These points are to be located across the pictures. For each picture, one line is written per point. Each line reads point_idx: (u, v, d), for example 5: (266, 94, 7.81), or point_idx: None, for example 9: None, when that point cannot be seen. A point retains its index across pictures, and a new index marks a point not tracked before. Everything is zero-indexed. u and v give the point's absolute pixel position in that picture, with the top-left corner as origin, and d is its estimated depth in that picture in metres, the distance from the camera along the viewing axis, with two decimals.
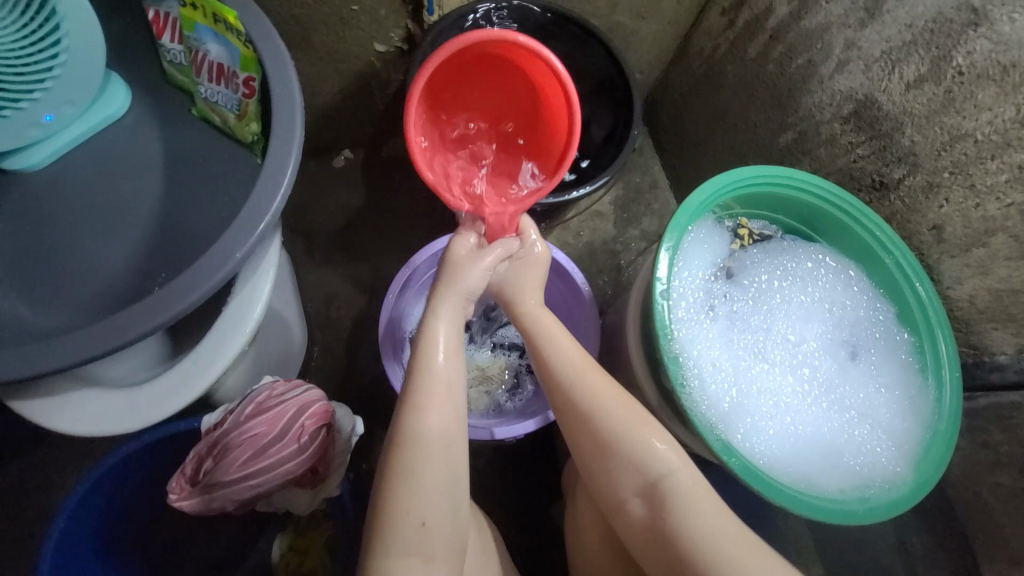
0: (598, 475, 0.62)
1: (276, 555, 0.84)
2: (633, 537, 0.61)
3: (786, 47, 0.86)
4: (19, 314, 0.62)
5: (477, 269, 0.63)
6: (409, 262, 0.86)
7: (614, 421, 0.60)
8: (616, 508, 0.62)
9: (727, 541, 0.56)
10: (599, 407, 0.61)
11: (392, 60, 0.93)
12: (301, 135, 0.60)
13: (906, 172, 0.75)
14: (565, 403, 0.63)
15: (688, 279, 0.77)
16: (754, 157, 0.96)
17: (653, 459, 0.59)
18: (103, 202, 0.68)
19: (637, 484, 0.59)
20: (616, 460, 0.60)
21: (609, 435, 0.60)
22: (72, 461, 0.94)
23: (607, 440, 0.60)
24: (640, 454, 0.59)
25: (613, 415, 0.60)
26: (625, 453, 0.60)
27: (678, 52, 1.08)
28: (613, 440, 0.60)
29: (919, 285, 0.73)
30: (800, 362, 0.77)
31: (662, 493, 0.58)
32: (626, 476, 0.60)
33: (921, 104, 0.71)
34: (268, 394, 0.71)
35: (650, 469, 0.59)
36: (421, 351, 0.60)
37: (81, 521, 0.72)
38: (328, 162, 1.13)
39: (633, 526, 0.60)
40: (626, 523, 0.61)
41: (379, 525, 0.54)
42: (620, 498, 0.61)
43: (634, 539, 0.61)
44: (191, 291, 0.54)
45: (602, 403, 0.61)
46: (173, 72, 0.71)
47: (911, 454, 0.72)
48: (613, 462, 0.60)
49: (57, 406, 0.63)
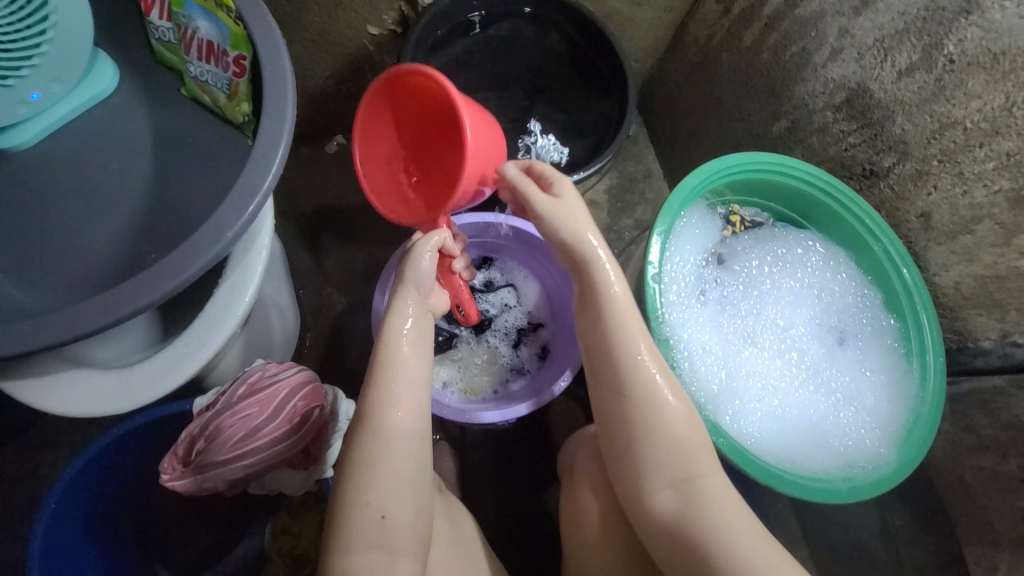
0: (629, 467, 0.61)
1: (270, 538, 0.85)
2: (642, 519, 0.59)
3: (780, 35, 0.86)
4: (8, 293, 0.62)
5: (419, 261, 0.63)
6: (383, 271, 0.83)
7: (654, 407, 0.60)
8: (638, 499, 0.60)
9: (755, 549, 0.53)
10: (648, 395, 0.60)
11: (385, 43, 0.93)
12: (292, 113, 0.59)
13: (896, 161, 0.76)
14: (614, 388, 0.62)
15: (680, 263, 0.78)
16: (747, 146, 0.97)
17: (684, 449, 0.59)
18: (91, 181, 0.67)
19: (671, 477, 0.58)
20: (649, 449, 0.59)
21: (646, 425, 0.60)
22: (62, 446, 0.94)
23: (632, 430, 0.60)
24: (677, 442, 0.59)
25: (652, 407, 0.60)
26: (659, 441, 0.59)
27: (674, 40, 1.07)
28: (645, 427, 0.60)
29: (905, 271, 0.74)
30: (789, 346, 0.78)
31: (693, 489, 0.58)
32: (656, 466, 0.59)
33: (913, 93, 0.72)
34: (260, 375, 0.71)
35: (688, 461, 0.59)
36: (384, 343, 0.61)
37: (73, 503, 0.72)
38: (321, 148, 1.12)
39: (653, 517, 0.58)
40: (643, 516, 0.59)
41: (343, 515, 0.53)
42: (647, 488, 0.59)
43: (650, 534, 0.59)
44: (185, 268, 0.54)
45: (653, 393, 0.60)
46: (162, 51, 0.71)
47: (895, 435, 0.73)
48: (637, 454, 0.60)
49: (46, 386, 0.63)
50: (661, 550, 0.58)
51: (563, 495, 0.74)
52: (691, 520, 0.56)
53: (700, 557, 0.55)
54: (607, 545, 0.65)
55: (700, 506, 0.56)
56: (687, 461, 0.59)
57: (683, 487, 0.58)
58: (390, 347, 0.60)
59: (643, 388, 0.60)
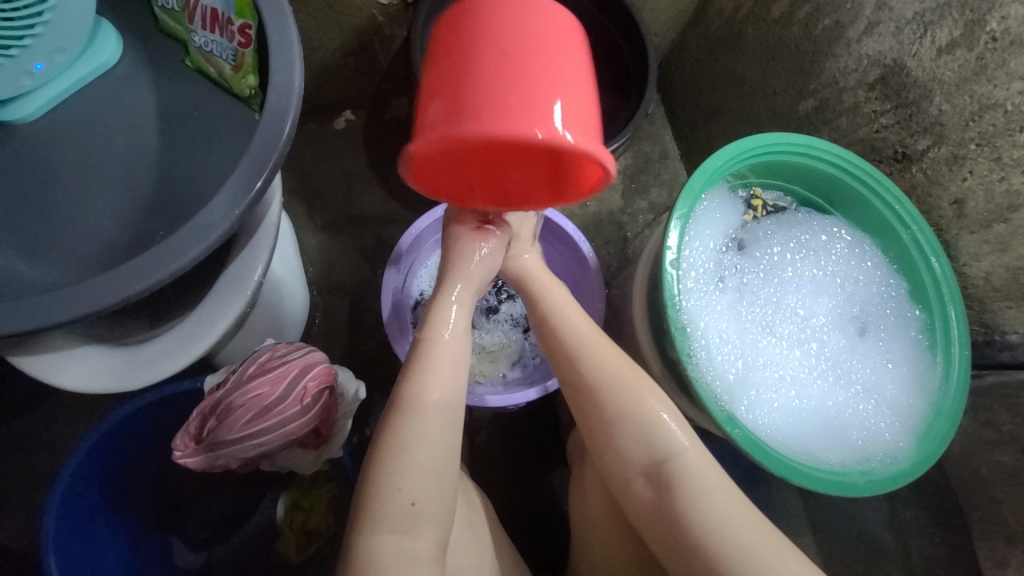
0: (614, 458, 0.59)
1: (281, 512, 0.88)
2: (641, 515, 0.58)
3: (813, 8, 0.81)
4: (17, 269, 0.61)
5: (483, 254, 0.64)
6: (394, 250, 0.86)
7: (614, 392, 0.59)
8: (620, 486, 0.60)
9: (745, 535, 0.53)
10: (607, 378, 0.60)
11: (394, 14, 0.90)
12: (300, 86, 0.57)
13: (930, 143, 0.72)
14: (572, 375, 0.62)
15: (698, 249, 0.76)
16: (771, 127, 0.92)
17: (664, 433, 0.57)
18: (96, 156, 0.65)
19: (642, 463, 0.58)
20: (620, 435, 0.58)
21: (615, 412, 0.59)
22: (77, 419, 0.95)
23: (600, 415, 0.59)
24: (650, 427, 0.58)
25: (626, 395, 0.59)
26: (632, 429, 0.58)
27: (697, 13, 1.02)
28: (624, 419, 0.58)
29: (934, 260, 0.71)
30: (809, 336, 0.76)
31: (671, 475, 0.56)
32: (629, 452, 0.58)
33: (953, 72, 0.67)
34: (270, 355, 0.71)
35: (662, 446, 0.57)
36: (431, 322, 0.60)
37: (88, 476, 0.73)
38: (329, 124, 1.09)
39: (640, 505, 0.58)
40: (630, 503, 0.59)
41: (369, 500, 0.52)
42: (627, 479, 0.59)
43: (643, 522, 0.58)
44: (193, 246, 0.53)
45: (614, 376, 0.60)
46: (166, 19, 0.68)
47: (915, 429, 0.72)
48: (614, 442, 0.59)
49: (57, 363, 0.63)
50: (659, 540, 0.57)
51: (573, 482, 0.73)
52: (685, 517, 0.55)
53: (691, 548, 0.54)
54: (612, 531, 0.65)
55: (682, 493, 0.55)
56: (663, 445, 0.57)
57: (659, 473, 0.57)
58: (432, 332, 0.59)
59: (602, 376, 0.60)
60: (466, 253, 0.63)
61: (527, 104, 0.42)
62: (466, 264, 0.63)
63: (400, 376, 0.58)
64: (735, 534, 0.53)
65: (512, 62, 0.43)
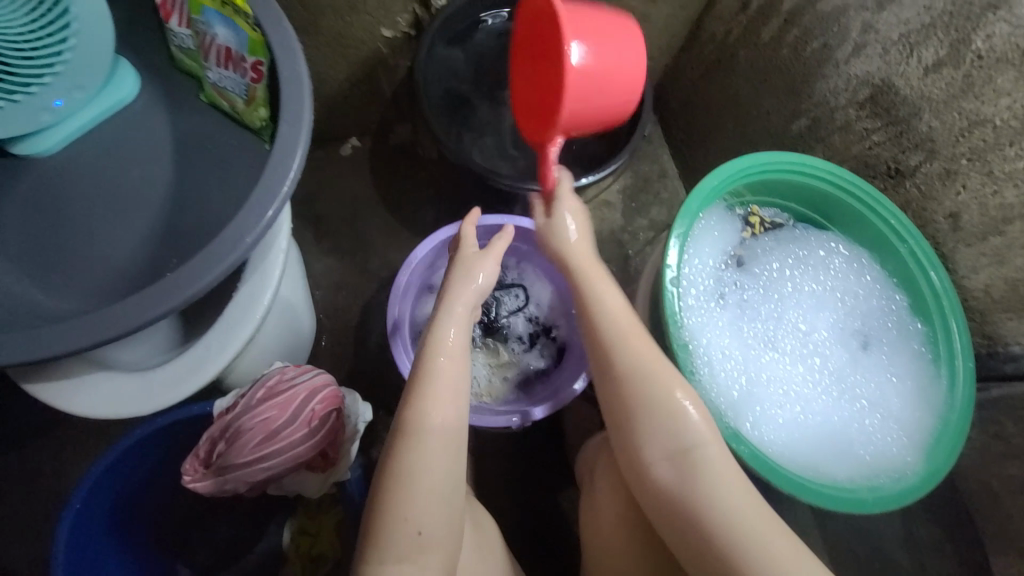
0: (637, 462, 0.60)
1: (287, 538, 0.87)
2: (661, 521, 0.58)
3: (800, 31, 0.84)
4: (33, 297, 0.63)
5: (485, 260, 0.66)
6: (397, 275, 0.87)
7: (645, 381, 0.60)
8: (639, 489, 0.60)
9: (765, 540, 0.53)
10: (635, 375, 0.61)
11: (399, 45, 0.94)
12: (309, 118, 0.60)
13: (922, 159, 0.74)
14: (609, 375, 0.63)
15: (698, 266, 0.77)
16: (766, 145, 0.94)
17: (684, 421, 0.59)
18: (111, 188, 0.68)
19: (666, 450, 0.58)
20: (639, 419, 0.60)
21: (634, 397, 0.60)
22: (86, 445, 0.96)
23: (622, 404, 0.61)
24: (670, 411, 0.59)
25: (651, 394, 0.60)
26: (652, 414, 0.59)
27: (689, 38, 1.06)
28: (650, 417, 0.60)
29: (932, 273, 0.72)
30: (811, 351, 0.77)
31: (692, 459, 0.57)
32: (651, 452, 0.59)
33: (941, 89, 0.70)
34: (278, 378, 0.72)
35: (682, 432, 0.58)
36: (430, 343, 0.61)
37: (97, 503, 0.73)
38: (335, 150, 1.12)
39: (660, 510, 0.58)
40: (649, 492, 0.59)
41: (378, 527, 0.53)
42: (646, 483, 0.59)
43: (657, 516, 0.59)
44: (204, 274, 0.55)
45: (639, 363, 0.61)
46: (181, 57, 0.72)
47: (922, 444, 0.71)
48: (634, 436, 0.60)
49: (71, 388, 0.64)
50: (682, 546, 0.56)
51: (583, 498, 0.74)
52: (707, 517, 0.55)
53: (709, 542, 0.54)
54: (623, 539, 0.65)
55: (700, 479, 0.56)
56: (684, 433, 0.58)
57: (680, 459, 0.58)
58: (432, 355, 0.60)
59: (633, 374, 0.61)
60: (468, 271, 0.65)
61: (586, 37, 0.65)
62: (468, 284, 0.64)
63: (404, 397, 0.59)
64: (752, 532, 0.53)
65: (594, 27, 0.66)
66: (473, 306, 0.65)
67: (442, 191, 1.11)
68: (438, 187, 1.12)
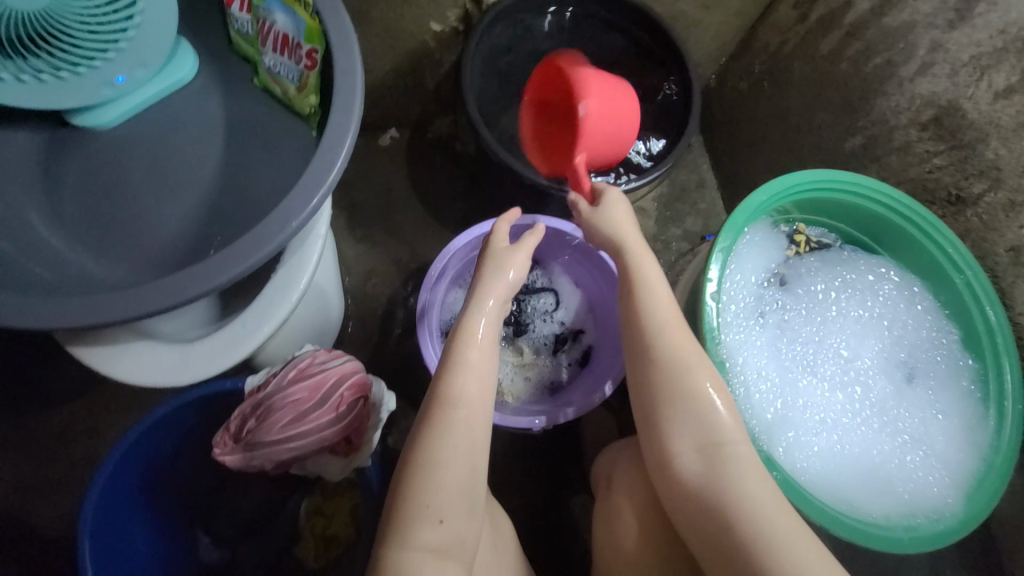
0: (665, 472, 0.59)
1: (303, 516, 0.89)
2: (688, 532, 0.57)
3: (863, 45, 0.80)
4: (86, 266, 0.65)
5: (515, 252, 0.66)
6: (431, 267, 0.86)
7: (679, 371, 0.59)
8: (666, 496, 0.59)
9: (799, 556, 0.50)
10: (668, 379, 0.59)
11: (446, 39, 0.95)
12: (360, 108, 0.60)
13: (986, 188, 0.70)
14: (642, 374, 0.61)
15: (740, 283, 0.75)
16: (814, 162, 0.91)
17: (715, 414, 0.58)
18: (165, 164, 0.70)
19: (699, 442, 0.57)
20: (667, 425, 0.59)
21: (662, 391, 0.59)
22: (120, 409, 1.00)
23: (648, 395, 0.60)
24: (698, 405, 0.58)
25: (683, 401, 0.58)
26: (679, 406, 0.58)
27: (741, 46, 1.03)
28: (681, 424, 0.58)
29: (989, 309, 0.68)
30: (852, 379, 0.74)
31: (720, 456, 0.56)
32: (681, 459, 0.58)
33: (1011, 116, 0.67)
34: (310, 360, 0.73)
35: (710, 428, 0.57)
36: (462, 334, 0.60)
37: (129, 466, 0.76)
38: (374, 140, 1.14)
39: (688, 520, 0.57)
40: (672, 481, 0.58)
41: (400, 511, 0.53)
42: (674, 492, 0.58)
43: (681, 510, 0.57)
44: (249, 256, 0.56)
45: (677, 363, 0.60)
46: (239, 41, 0.73)
47: (965, 486, 0.68)
48: (662, 428, 0.59)
49: (114, 355, 0.66)
50: (709, 556, 0.54)
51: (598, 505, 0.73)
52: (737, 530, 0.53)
53: (737, 541, 0.52)
54: (642, 551, 0.63)
55: (729, 473, 0.55)
56: (715, 427, 0.58)
57: (712, 451, 0.57)
58: (462, 344, 0.60)
59: (667, 379, 0.59)
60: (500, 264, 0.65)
61: (602, 99, 0.80)
62: (500, 278, 0.64)
63: (432, 388, 0.59)
64: (779, 538, 0.51)
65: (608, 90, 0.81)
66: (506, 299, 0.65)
67: (476, 187, 1.11)
68: (473, 183, 1.12)
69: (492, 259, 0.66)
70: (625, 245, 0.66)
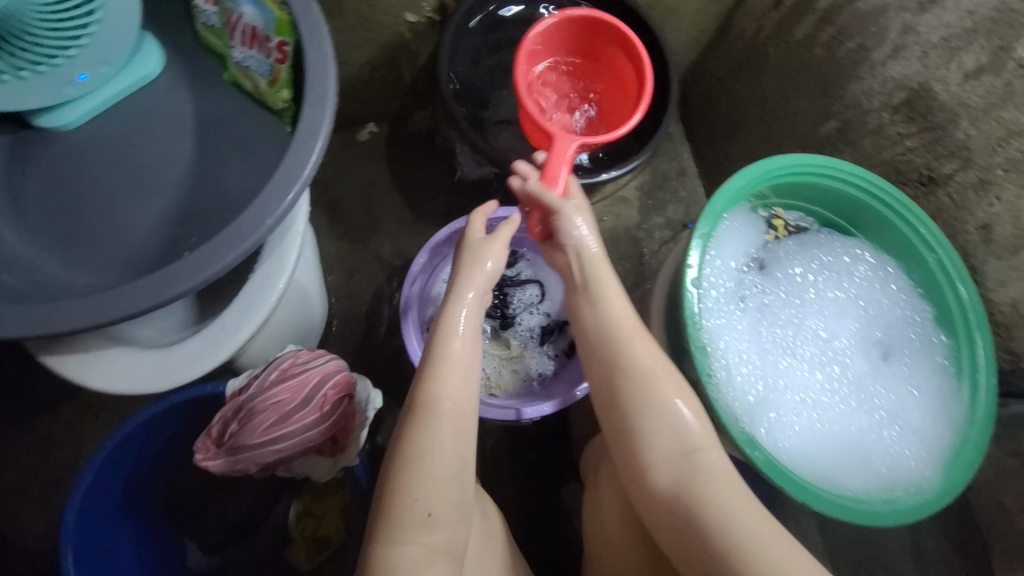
0: (634, 469, 0.60)
1: (292, 519, 0.88)
2: (658, 527, 0.58)
3: (836, 30, 0.81)
4: (55, 272, 0.63)
5: (493, 248, 0.65)
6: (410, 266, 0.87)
7: (645, 380, 0.60)
8: (635, 490, 0.60)
9: (764, 549, 0.52)
10: (633, 380, 0.60)
11: (423, 31, 0.93)
12: (334, 102, 0.59)
13: (957, 167, 0.72)
14: (604, 375, 0.62)
15: (720, 268, 0.75)
16: (791, 147, 0.92)
17: (681, 420, 0.59)
18: (134, 164, 0.68)
19: (670, 452, 0.58)
20: (642, 420, 0.59)
21: (627, 391, 0.60)
22: (100, 418, 0.97)
23: (614, 396, 0.61)
24: (660, 407, 0.59)
25: (647, 402, 0.59)
26: (644, 408, 0.59)
27: (718, 33, 1.03)
28: (648, 422, 0.59)
29: (960, 286, 0.70)
30: (830, 359, 0.75)
31: (689, 451, 0.58)
32: (654, 452, 0.58)
33: (979, 97, 0.69)
34: (291, 361, 0.72)
35: (675, 427, 0.58)
36: (442, 331, 0.60)
37: (110, 475, 0.74)
38: (353, 135, 1.12)
39: (658, 513, 0.58)
40: (639, 480, 0.59)
41: (388, 509, 0.52)
42: (643, 488, 0.59)
43: (653, 518, 0.58)
44: (227, 253, 0.55)
45: (638, 366, 0.60)
46: (206, 35, 0.71)
47: (941, 459, 0.70)
48: (634, 428, 0.59)
49: (88, 362, 0.65)
50: (679, 552, 0.56)
51: (587, 494, 0.73)
52: (704, 526, 0.54)
53: (709, 545, 0.53)
54: (628, 539, 0.64)
55: (698, 480, 0.56)
56: (683, 432, 0.58)
57: (681, 459, 0.57)
58: (445, 338, 0.59)
59: (633, 378, 0.60)
60: (474, 262, 0.64)
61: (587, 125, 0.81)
62: (478, 272, 0.63)
63: (415, 385, 0.59)
64: (744, 534, 0.53)
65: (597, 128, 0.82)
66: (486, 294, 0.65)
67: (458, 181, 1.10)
68: (455, 177, 1.11)
69: (467, 257, 0.65)
70: (585, 255, 0.65)
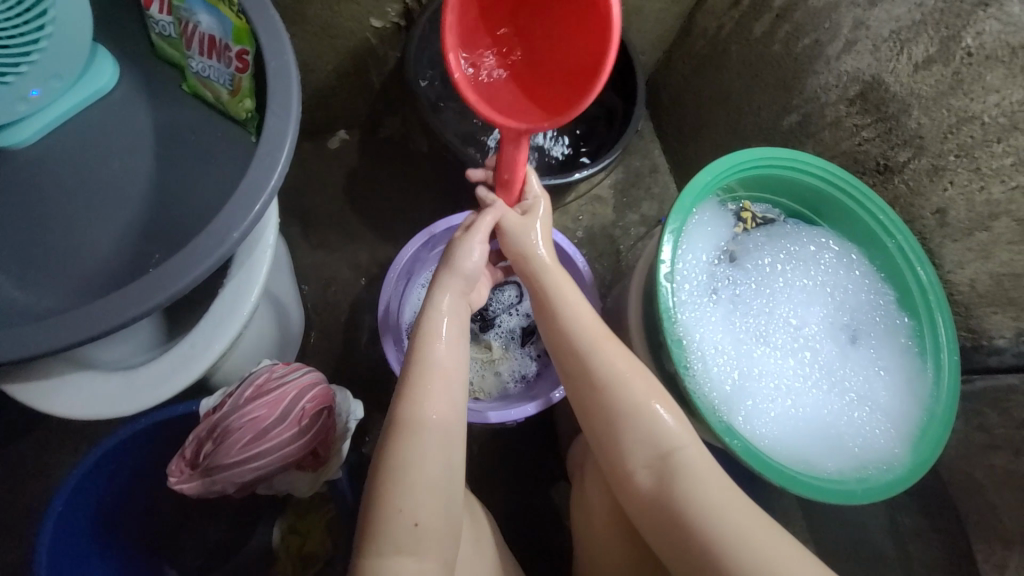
0: (621, 464, 0.60)
1: (276, 538, 0.86)
2: (647, 521, 0.59)
3: (792, 27, 0.84)
4: (11, 296, 0.60)
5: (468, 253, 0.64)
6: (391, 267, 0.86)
7: (624, 377, 0.61)
8: (623, 484, 0.61)
9: (750, 536, 0.53)
10: (613, 377, 0.61)
11: (388, 37, 0.93)
12: (298, 110, 0.58)
13: (911, 156, 0.75)
14: (581, 373, 0.62)
15: (691, 262, 0.77)
16: (757, 141, 0.95)
17: (660, 413, 0.60)
18: (92, 181, 0.65)
19: (651, 451, 0.59)
20: (625, 416, 0.60)
21: (608, 388, 0.61)
22: (70, 445, 0.94)
23: (594, 394, 0.61)
24: (639, 405, 0.60)
25: (630, 397, 0.60)
26: (625, 404, 0.60)
27: (681, 32, 1.05)
28: (631, 418, 0.60)
29: (920, 269, 0.73)
30: (802, 345, 0.78)
31: (672, 443, 0.59)
32: (639, 446, 0.59)
33: (930, 87, 0.71)
34: (268, 375, 0.70)
35: (656, 423, 0.59)
36: (419, 340, 0.59)
37: (81, 504, 0.72)
38: (323, 143, 1.11)
39: (647, 507, 0.58)
40: (625, 474, 0.60)
41: (374, 521, 0.52)
42: (631, 480, 0.60)
43: (642, 511, 0.59)
44: (192, 268, 0.53)
45: (615, 365, 0.61)
46: (162, 45, 0.69)
47: (910, 436, 0.72)
48: (619, 423, 0.60)
49: (50, 389, 0.62)
50: (668, 545, 0.57)
51: (574, 493, 0.74)
52: (692, 516, 0.55)
53: (695, 539, 0.54)
54: (616, 535, 0.65)
55: (682, 472, 0.57)
56: (664, 425, 0.59)
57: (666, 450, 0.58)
58: (424, 345, 0.59)
59: (613, 374, 0.61)
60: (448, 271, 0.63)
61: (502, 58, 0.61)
62: (453, 278, 0.63)
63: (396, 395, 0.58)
64: (729, 524, 0.54)
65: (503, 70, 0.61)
66: (463, 302, 0.64)
67: (433, 185, 1.10)
68: (429, 182, 1.10)
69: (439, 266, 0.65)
70: (534, 258, 0.65)
